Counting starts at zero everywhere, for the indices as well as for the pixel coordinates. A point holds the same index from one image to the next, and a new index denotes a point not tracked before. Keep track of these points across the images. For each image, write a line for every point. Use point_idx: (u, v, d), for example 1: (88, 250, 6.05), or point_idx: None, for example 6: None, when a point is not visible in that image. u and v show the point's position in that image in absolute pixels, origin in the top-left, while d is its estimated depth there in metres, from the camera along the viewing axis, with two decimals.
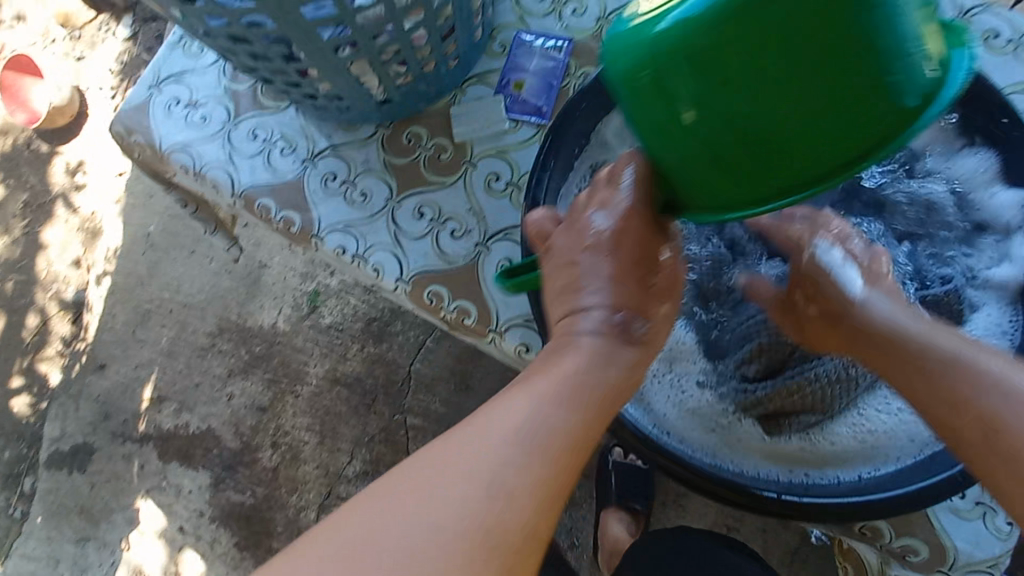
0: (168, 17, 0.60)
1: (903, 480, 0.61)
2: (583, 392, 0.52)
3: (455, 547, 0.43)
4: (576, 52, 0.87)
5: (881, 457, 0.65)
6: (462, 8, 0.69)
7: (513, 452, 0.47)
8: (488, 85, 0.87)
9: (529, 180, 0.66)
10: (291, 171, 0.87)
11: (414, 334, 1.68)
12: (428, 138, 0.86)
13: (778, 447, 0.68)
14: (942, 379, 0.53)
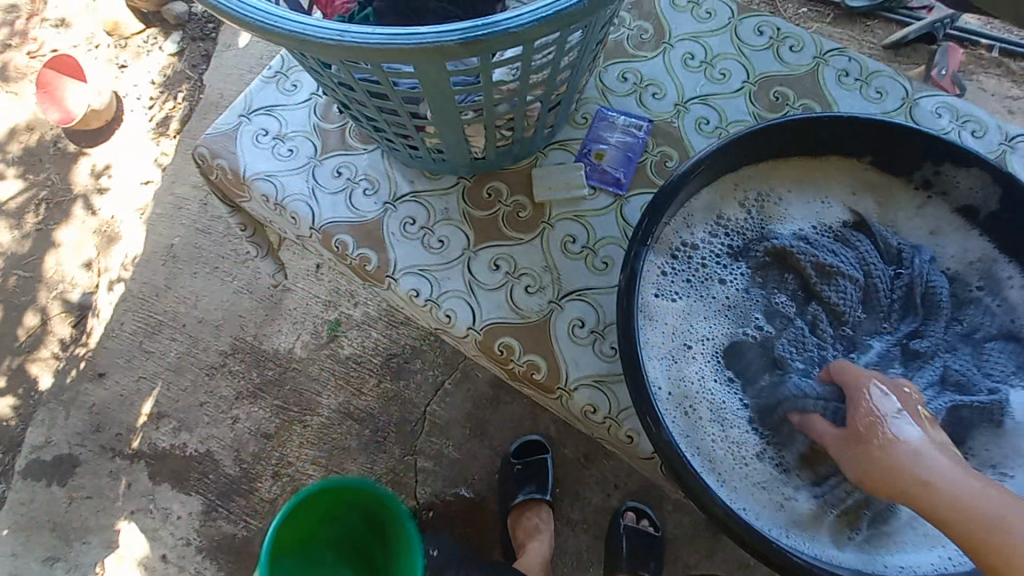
0: (311, 66, 0.64)
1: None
2: None
3: None
4: (654, 131, 0.93)
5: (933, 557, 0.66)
6: (572, 87, 0.74)
7: None
8: (569, 152, 0.92)
9: (630, 249, 0.70)
10: (372, 211, 0.90)
11: (433, 375, 1.63)
12: (508, 195, 0.90)
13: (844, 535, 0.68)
14: (933, 489, 0.56)
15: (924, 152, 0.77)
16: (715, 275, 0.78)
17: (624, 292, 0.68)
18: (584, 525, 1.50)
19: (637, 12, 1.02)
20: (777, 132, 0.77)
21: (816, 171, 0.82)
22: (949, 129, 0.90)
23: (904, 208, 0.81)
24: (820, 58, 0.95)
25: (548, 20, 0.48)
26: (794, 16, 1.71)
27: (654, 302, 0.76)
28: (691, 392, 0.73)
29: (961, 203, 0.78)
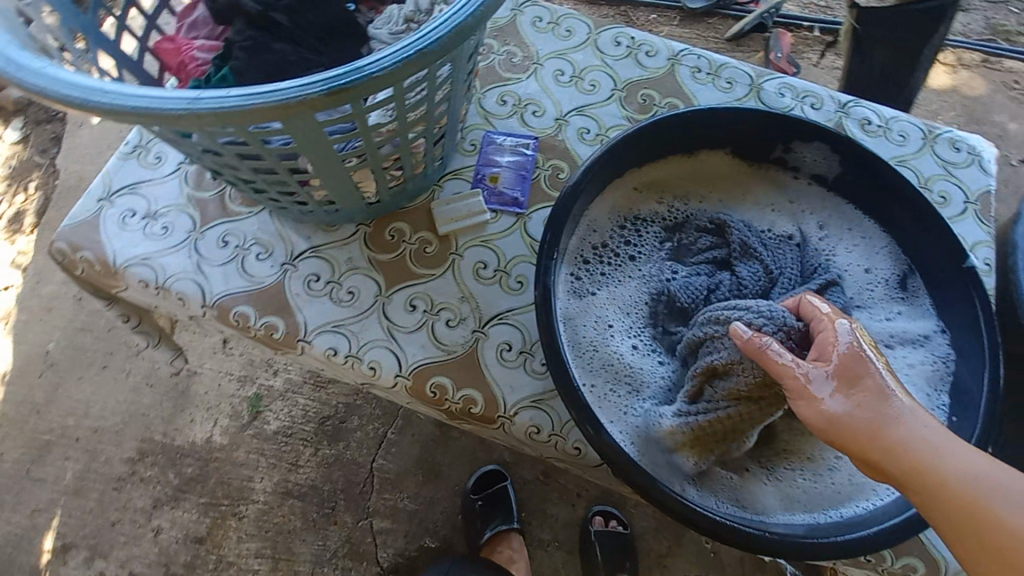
0: (171, 138, 0.59)
1: (872, 521, 0.64)
2: None
3: None
4: (542, 147, 0.96)
5: (853, 500, 0.69)
6: (452, 118, 0.75)
7: None
8: (464, 180, 0.93)
9: (541, 265, 0.70)
10: (269, 275, 0.84)
11: (373, 428, 1.56)
12: (412, 233, 0.89)
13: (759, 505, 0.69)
14: (916, 465, 0.50)
15: (776, 135, 0.84)
16: (626, 270, 0.83)
17: (541, 288, 0.70)
18: (556, 542, 1.48)
19: (503, 38, 1.05)
20: (665, 128, 0.82)
21: (710, 166, 0.89)
22: (793, 105, 1.00)
23: (798, 193, 0.87)
24: (674, 58, 1.04)
25: (413, 59, 0.48)
26: (646, 22, 1.86)
27: (573, 300, 0.79)
28: (617, 379, 0.75)
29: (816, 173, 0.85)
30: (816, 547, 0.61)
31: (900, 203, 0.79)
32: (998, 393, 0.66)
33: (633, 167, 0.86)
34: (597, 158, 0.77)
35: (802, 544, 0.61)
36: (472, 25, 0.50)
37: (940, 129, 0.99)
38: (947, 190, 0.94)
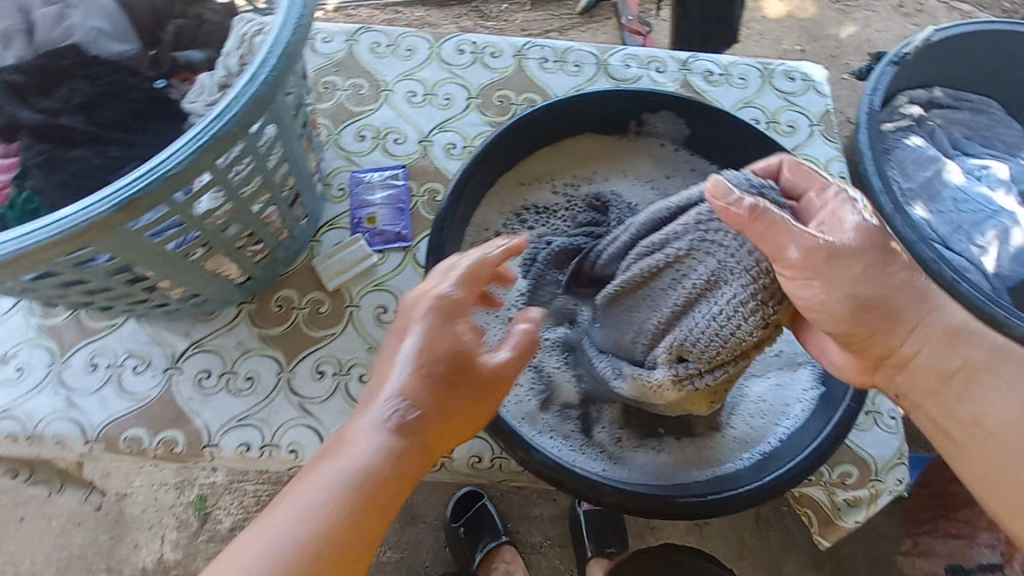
0: None
1: (784, 456, 0.66)
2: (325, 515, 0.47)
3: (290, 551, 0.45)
4: (412, 174, 0.93)
5: (762, 439, 0.70)
6: (302, 175, 0.71)
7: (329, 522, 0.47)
8: (342, 228, 0.89)
9: None
10: (154, 387, 0.77)
11: None
12: (300, 297, 0.84)
13: (685, 463, 0.70)
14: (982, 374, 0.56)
15: (625, 113, 0.86)
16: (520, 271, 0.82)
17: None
18: (547, 541, 1.48)
19: (344, 71, 1.01)
20: (533, 122, 0.83)
21: (588, 149, 0.89)
22: (640, 74, 1.04)
23: (676, 162, 0.88)
24: (519, 54, 1.04)
25: (207, 148, 0.45)
26: (499, 13, 1.86)
27: (477, 310, 0.79)
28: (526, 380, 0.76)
29: (677, 138, 0.87)
30: (720, 496, 0.62)
31: (752, 151, 0.83)
32: None
33: (513, 164, 0.86)
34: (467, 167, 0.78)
35: (704, 497, 0.62)
36: (265, 94, 0.47)
37: (774, 64, 1.05)
38: (794, 118, 1.01)
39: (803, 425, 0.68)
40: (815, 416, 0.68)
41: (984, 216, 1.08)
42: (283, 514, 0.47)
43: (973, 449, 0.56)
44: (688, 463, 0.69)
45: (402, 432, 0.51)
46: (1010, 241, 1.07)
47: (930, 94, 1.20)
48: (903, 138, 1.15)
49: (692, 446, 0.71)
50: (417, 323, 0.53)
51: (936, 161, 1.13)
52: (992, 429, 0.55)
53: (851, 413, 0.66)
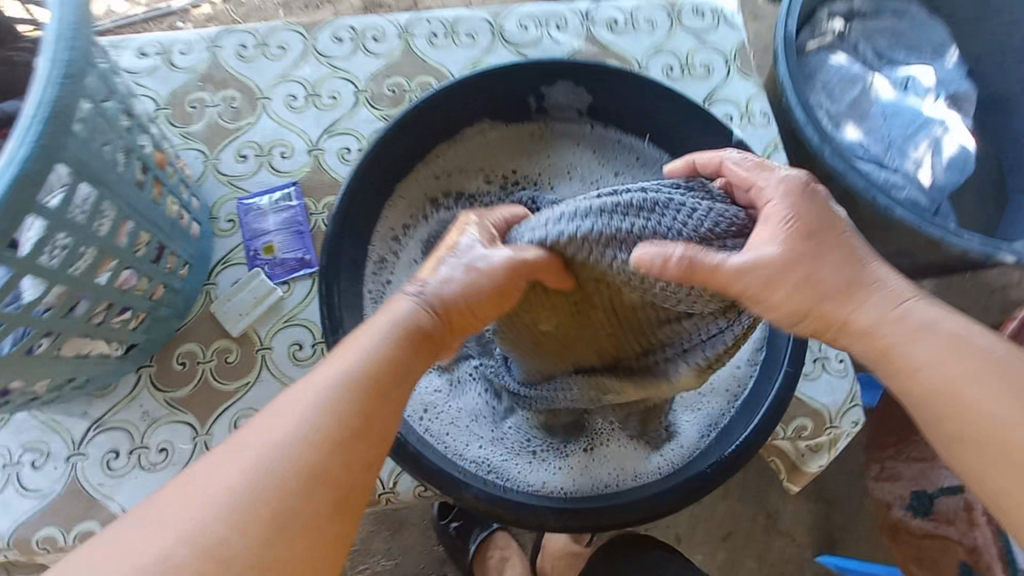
0: None
1: (728, 437, 0.63)
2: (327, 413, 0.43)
3: (282, 467, 0.40)
4: (307, 190, 0.85)
5: (699, 427, 0.66)
6: (163, 226, 0.63)
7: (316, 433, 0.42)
8: (238, 264, 0.81)
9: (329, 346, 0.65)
10: (58, 479, 0.70)
11: None
12: (204, 349, 0.76)
13: (637, 458, 0.66)
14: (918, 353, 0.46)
15: (523, 91, 0.78)
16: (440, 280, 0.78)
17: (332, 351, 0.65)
18: None
19: (212, 83, 0.89)
20: (427, 115, 0.75)
21: (500, 137, 0.82)
22: (541, 35, 0.95)
23: (596, 141, 0.82)
24: (405, 33, 0.94)
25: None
26: None
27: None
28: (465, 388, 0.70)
29: (585, 107, 0.80)
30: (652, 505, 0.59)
31: (663, 113, 0.76)
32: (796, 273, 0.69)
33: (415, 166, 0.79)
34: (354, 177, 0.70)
35: (636, 508, 0.59)
36: (37, 171, 0.39)
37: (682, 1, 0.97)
38: (709, 59, 0.94)
39: (746, 401, 0.65)
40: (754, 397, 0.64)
41: (913, 130, 1.04)
42: (266, 427, 0.42)
43: (931, 421, 0.45)
44: (639, 459, 0.65)
45: (372, 357, 0.47)
46: (943, 148, 1.02)
47: (849, 5, 1.14)
48: (826, 58, 1.09)
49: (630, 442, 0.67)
50: (401, 298, 0.53)
51: (862, 77, 1.07)
52: (956, 404, 0.44)
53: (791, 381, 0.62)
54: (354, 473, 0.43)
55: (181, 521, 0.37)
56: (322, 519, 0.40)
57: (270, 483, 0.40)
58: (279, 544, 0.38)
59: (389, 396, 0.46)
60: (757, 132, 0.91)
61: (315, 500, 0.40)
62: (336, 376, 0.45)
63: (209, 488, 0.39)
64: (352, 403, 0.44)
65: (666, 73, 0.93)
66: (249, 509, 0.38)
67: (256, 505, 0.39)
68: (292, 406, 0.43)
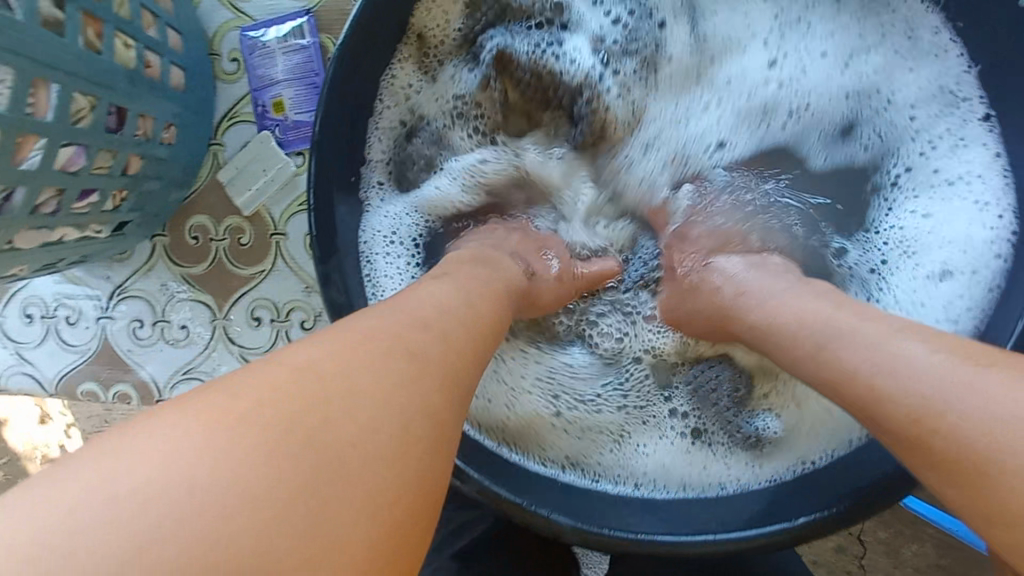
0: None
1: (840, 480, 0.45)
2: (398, 359, 0.33)
3: (344, 420, 0.29)
4: (326, 23, 0.63)
5: (786, 462, 0.51)
6: (116, 81, 0.47)
7: (388, 384, 0.31)
8: (246, 122, 0.65)
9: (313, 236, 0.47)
10: (92, 338, 0.70)
11: None
12: (215, 225, 0.66)
13: (690, 470, 0.53)
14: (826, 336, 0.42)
15: None
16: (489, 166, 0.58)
17: (321, 280, 0.47)
18: None
19: None
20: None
21: None
22: None
23: None
24: None
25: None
26: None
27: (424, 227, 0.57)
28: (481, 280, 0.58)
29: None
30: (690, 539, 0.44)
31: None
32: None
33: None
34: (368, 4, 0.45)
35: (665, 538, 0.44)
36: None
37: None
38: None
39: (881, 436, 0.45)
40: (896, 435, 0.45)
41: None
42: (344, 338, 0.33)
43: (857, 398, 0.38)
44: (692, 471, 0.53)
45: (460, 298, 0.41)
46: None
47: None
48: None
49: (687, 445, 0.55)
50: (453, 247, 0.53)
51: None
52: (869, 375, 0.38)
53: None
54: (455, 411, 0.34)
55: (235, 429, 0.27)
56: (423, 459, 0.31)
57: (361, 397, 0.30)
58: (365, 479, 0.28)
59: (483, 331, 0.41)
60: None
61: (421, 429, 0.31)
62: (424, 306, 0.38)
63: (276, 392, 0.29)
64: (442, 333, 0.37)
65: None
66: (336, 426, 0.29)
67: (343, 423, 0.29)
68: (375, 325, 0.35)
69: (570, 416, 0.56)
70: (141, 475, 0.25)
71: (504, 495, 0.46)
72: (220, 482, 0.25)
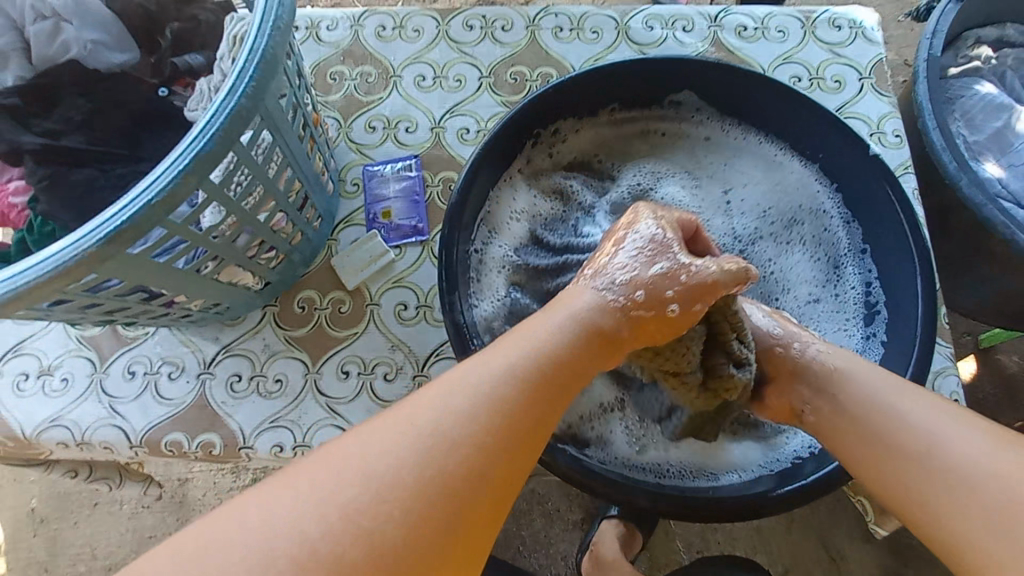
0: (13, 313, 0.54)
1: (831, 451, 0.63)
2: (429, 432, 0.40)
3: (382, 484, 0.37)
4: (426, 163, 0.91)
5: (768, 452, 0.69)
6: (309, 177, 0.70)
7: (421, 452, 0.39)
8: (359, 224, 0.87)
9: (440, 267, 0.68)
10: (187, 392, 0.79)
11: None
12: (322, 297, 0.84)
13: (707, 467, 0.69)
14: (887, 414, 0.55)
15: (662, 78, 0.80)
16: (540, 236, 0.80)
17: (448, 306, 0.66)
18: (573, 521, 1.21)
19: (351, 59, 0.97)
20: (556, 96, 0.78)
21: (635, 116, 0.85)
22: (665, 36, 0.95)
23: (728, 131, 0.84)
24: (533, 25, 0.97)
25: (189, 171, 0.44)
26: None
27: (496, 278, 0.78)
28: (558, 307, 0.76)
29: (681, 99, 0.83)
30: (737, 498, 0.59)
31: (803, 114, 0.77)
32: (932, 295, 0.68)
33: (539, 130, 0.80)
34: (479, 153, 0.73)
35: (717, 498, 0.58)
36: (244, 107, 0.46)
37: (817, 11, 0.94)
38: (840, 73, 0.90)
39: None
40: None
41: (1000, 143, 0.99)
42: (397, 429, 0.40)
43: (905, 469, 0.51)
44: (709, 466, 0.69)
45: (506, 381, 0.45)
46: (1003, 167, 0.98)
47: (1000, 32, 1.09)
48: (969, 84, 1.03)
49: (699, 445, 0.70)
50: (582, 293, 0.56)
51: (1008, 109, 1.01)
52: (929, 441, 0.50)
53: None
54: (484, 462, 0.40)
55: (309, 485, 0.37)
56: (479, 515, 0.39)
57: (414, 484, 0.38)
58: (440, 508, 0.38)
59: (516, 402, 0.44)
60: (886, 152, 0.86)
61: (462, 490, 0.39)
62: (464, 401, 0.42)
63: (344, 462, 0.38)
64: (490, 425, 0.42)
65: (794, 81, 0.90)
66: (399, 500, 0.37)
67: (395, 482, 0.38)
68: (442, 410, 0.42)
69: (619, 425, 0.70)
70: (256, 511, 0.36)
71: (589, 471, 0.59)
72: (296, 524, 0.35)
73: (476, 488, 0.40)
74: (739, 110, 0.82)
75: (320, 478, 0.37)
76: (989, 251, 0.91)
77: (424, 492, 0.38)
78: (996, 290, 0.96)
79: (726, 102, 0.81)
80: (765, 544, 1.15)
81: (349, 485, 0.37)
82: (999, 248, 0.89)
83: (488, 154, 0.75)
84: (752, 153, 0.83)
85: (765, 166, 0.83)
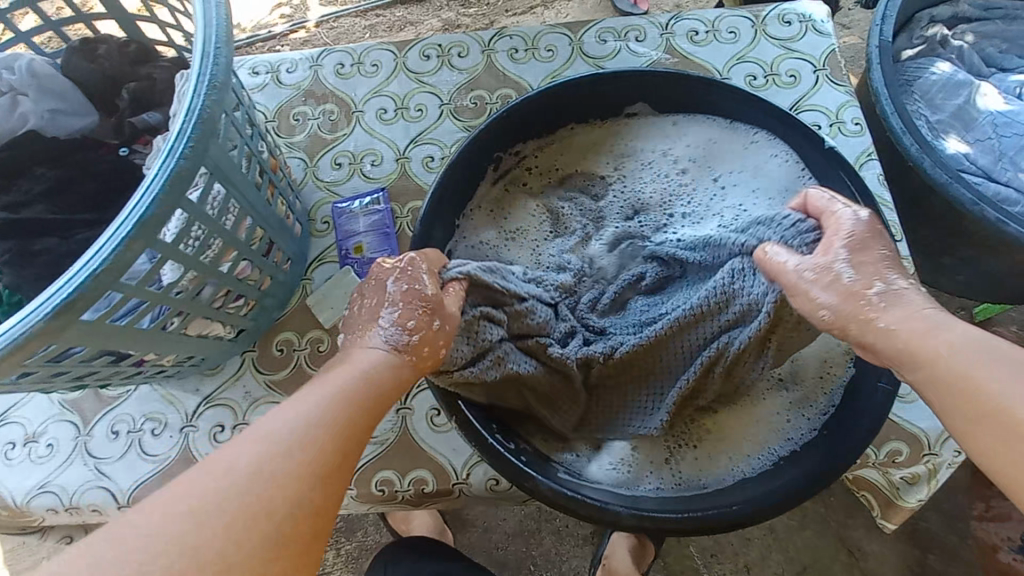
0: None
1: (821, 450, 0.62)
2: (242, 468, 0.43)
3: (194, 524, 0.40)
4: (394, 195, 0.91)
5: (773, 447, 0.66)
6: (272, 222, 0.70)
7: (231, 491, 0.42)
8: (331, 262, 0.87)
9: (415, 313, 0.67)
10: (171, 447, 0.79)
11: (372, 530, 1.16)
12: (300, 338, 0.84)
13: (721, 467, 0.66)
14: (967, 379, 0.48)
15: (615, 90, 0.80)
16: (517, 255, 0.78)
17: None
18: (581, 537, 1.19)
19: (313, 98, 0.98)
20: (510, 118, 0.78)
21: (587, 128, 0.84)
22: (619, 48, 0.96)
23: (686, 128, 0.83)
24: (488, 49, 0.98)
25: (133, 236, 0.44)
26: None
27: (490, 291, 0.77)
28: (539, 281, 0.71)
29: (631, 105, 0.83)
30: (733, 510, 0.57)
31: (757, 113, 0.78)
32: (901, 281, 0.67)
33: (501, 151, 0.81)
34: (439, 186, 0.74)
35: (712, 515, 0.57)
36: (186, 167, 0.46)
37: (766, 9, 0.95)
38: (794, 67, 0.91)
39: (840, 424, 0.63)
40: (841, 422, 0.63)
41: (964, 120, 1.00)
42: (211, 471, 0.43)
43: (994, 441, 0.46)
44: (722, 466, 0.66)
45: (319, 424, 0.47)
46: (969, 143, 0.98)
47: (955, 9, 1.10)
48: (926, 65, 1.04)
49: (707, 452, 0.67)
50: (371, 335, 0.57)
51: (967, 85, 1.01)
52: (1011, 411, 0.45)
53: (883, 398, 0.61)
54: (303, 490, 0.44)
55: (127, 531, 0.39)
56: (297, 535, 0.43)
57: (213, 528, 0.40)
58: (254, 538, 0.41)
59: (329, 428, 0.48)
60: (847, 141, 0.87)
61: (274, 518, 0.42)
62: (276, 439, 0.45)
63: (160, 510, 0.40)
64: (308, 453, 0.46)
65: (749, 80, 0.91)
66: (210, 535, 0.40)
67: (206, 525, 0.40)
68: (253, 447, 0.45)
69: (608, 442, 0.69)
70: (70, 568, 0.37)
71: (569, 495, 0.58)
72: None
73: (291, 511, 0.43)
74: (695, 114, 0.82)
75: (133, 526, 0.39)
76: (963, 228, 0.91)
77: (237, 525, 0.41)
78: (975, 267, 0.95)
79: (682, 108, 0.82)
80: (776, 542, 1.14)
81: (164, 526, 0.39)
82: (972, 225, 0.89)
83: (447, 185, 0.75)
84: (723, 143, 0.81)
85: (730, 158, 0.80)
